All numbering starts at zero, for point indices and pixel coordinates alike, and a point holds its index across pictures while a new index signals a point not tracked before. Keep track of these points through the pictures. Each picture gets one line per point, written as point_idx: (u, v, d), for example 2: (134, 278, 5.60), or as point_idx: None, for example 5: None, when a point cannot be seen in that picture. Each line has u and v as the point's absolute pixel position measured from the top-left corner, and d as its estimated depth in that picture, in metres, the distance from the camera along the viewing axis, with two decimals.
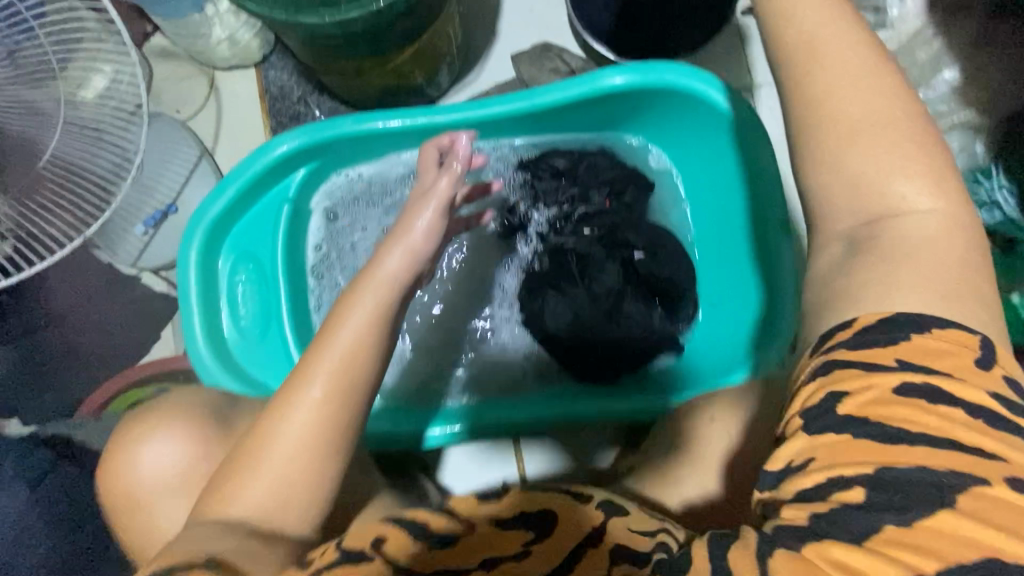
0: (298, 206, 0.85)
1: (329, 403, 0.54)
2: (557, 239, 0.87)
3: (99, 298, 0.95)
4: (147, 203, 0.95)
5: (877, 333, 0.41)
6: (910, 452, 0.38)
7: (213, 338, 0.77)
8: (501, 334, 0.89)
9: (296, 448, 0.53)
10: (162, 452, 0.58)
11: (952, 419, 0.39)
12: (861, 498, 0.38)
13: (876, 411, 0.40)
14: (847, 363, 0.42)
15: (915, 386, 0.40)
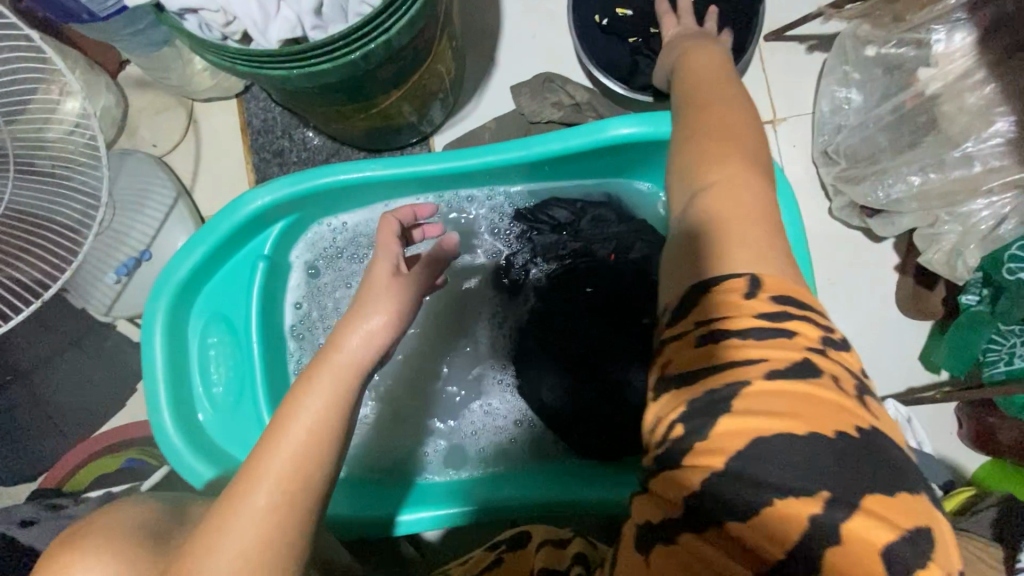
0: (275, 262, 0.78)
1: (275, 514, 0.46)
2: (556, 297, 0.79)
3: (73, 349, 0.90)
4: (115, 251, 0.88)
5: (681, 305, 0.42)
6: (711, 376, 0.38)
7: (179, 413, 0.70)
8: (490, 395, 0.83)
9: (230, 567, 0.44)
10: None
11: (748, 341, 0.38)
12: (682, 432, 0.38)
13: (687, 364, 0.40)
14: (676, 332, 0.42)
15: (716, 329, 0.40)
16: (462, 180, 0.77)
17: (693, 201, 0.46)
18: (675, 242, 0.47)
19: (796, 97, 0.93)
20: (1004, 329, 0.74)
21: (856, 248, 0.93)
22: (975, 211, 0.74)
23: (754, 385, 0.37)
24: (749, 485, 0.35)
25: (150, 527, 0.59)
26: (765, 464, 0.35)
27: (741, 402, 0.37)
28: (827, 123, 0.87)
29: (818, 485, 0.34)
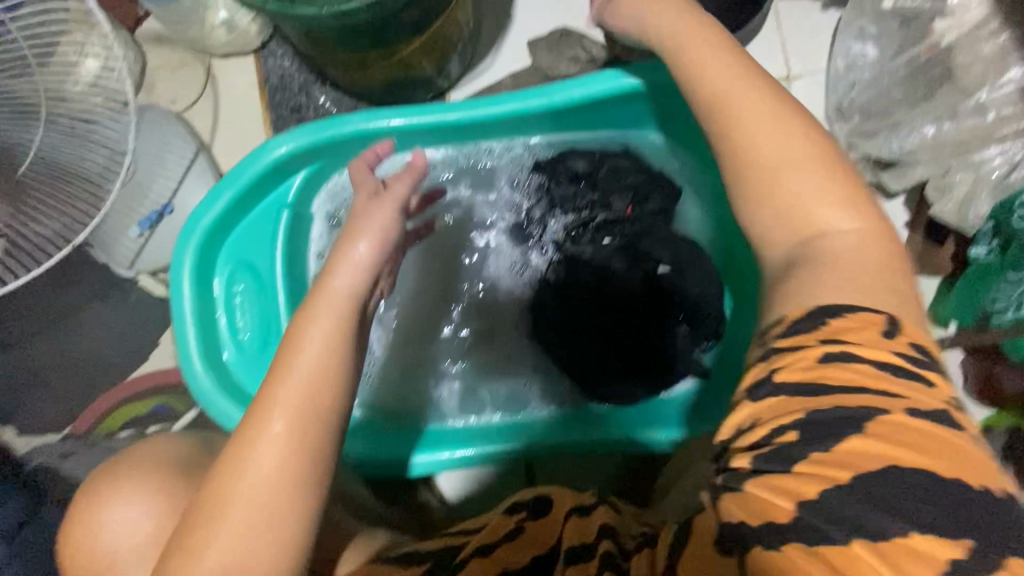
0: (298, 211, 0.80)
1: (292, 440, 0.50)
2: (573, 248, 0.81)
3: (98, 303, 0.91)
4: (137, 206, 0.89)
5: (804, 322, 0.42)
6: (841, 398, 0.39)
7: (210, 357, 0.72)
8: (504, 341, 0.84)
9: (257, 492, 0.48)
10: (124, 522, 0.57)
11: (884, 378, 0.39)
12: (794, 439, 0.39)
13: (811, 381, 0.40)
14: (779, 348, 0.42)
15: (852, 357, 0.40)
16: (481, 132, 0.78)
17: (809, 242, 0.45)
18: (777, 266, 0.47)
19: (812, 54, 0.94)
20: (1012, 276, 0.75)
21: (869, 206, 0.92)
22: (987, 161, 0.75)
23: (892, 415, 0.38)
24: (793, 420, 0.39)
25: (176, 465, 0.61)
26: (869, 488, 0.37)
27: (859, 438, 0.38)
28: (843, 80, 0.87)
29: (910, 499, 0.36)
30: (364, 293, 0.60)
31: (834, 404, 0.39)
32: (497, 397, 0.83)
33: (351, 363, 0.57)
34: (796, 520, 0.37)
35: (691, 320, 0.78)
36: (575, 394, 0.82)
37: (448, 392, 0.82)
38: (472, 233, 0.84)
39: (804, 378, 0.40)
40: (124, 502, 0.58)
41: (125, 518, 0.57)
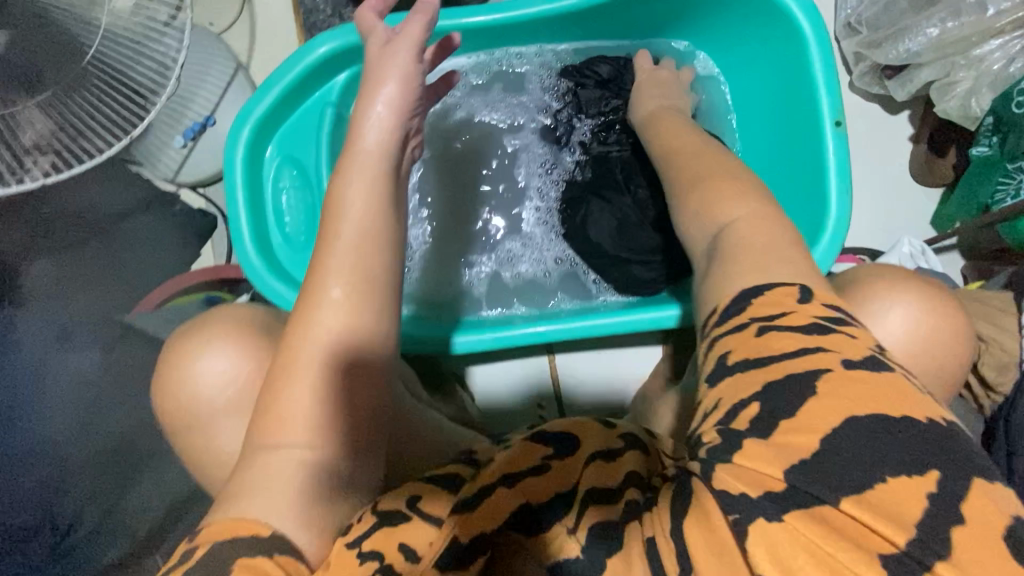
0: (340, 113, 0.85)
1: (353, 303, 0.52)
2: (600, 148, 0.86)
3: (144, 211, 0.94)
4: (182, 115, 0.93)
5: (732, 305, 0.44)
6: (780, 369, 0.39)
7: (261, 244, 0.77)
8: (532, 231, 0.88)
9: (326, 344, 0.51)
10: (215, 368, 0.57)
11: (806, 336, 0.40)
12: (757, 411, 0.39)
13: (754, 354, 0.41)
14: (723, 333, 0.44)
15: (777, 324, 0.41)
16: (512, 36, 0.83)
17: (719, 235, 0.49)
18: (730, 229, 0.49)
19: None
20: (1011, 167, 0.80)
21: (875, 119, 1.00)
22: (988, 53, 0.80)
23: (834, 372, 0.38)
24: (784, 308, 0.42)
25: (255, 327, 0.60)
26: (848, 442, 0.36)
27: (823, 385, 0.38)
28: None
29: (880, 452, 0.35)
30: (396, 153, 0.57)
31: (797, 368, 0.39)
32: (527, 289, 0.87)
33: (397, 228, 0.56)
34: (789, 487, 0.36)
35: None
36: (600, 287, 0.86)
37: (479, 282, 0.87)
38: (503, 135, 0.89)
39: (738, 357, 0.41)
40: (209, 350, 0.57)
41: (211, 372, 0.57)
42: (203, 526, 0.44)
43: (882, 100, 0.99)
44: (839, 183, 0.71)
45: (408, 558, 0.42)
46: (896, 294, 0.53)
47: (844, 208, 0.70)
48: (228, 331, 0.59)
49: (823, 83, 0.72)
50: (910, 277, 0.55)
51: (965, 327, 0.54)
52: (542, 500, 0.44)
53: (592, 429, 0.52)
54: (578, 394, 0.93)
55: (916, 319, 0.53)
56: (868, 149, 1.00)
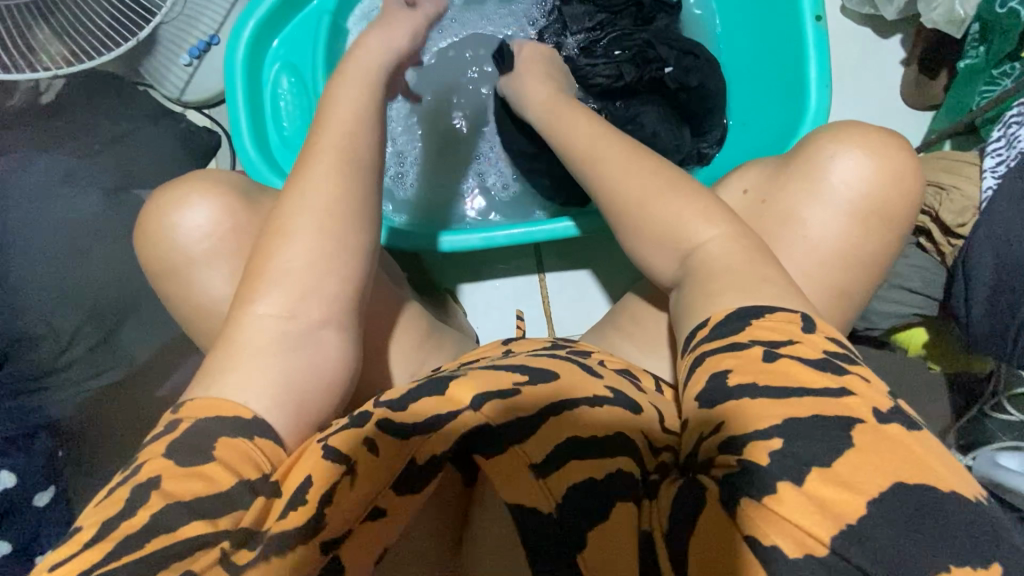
0: (337, 23, 0.88)
1: (341, 175, 0.52)
2: (587, 60, 0.86)
3: (151, 125, 0.95)
4: (189, 35, 0.97)
5: (724, 324, 0.46)
6: (797, 406, 0.39)
7: (259, 142, 0.80)
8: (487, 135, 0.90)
9: (303, 207, 0.51)
10: (198, 217, 0.54)
11: (827, 375, 0.41)
12: (781, 445, 0.37)
13: (764, 381, 0.41)
14: (715, 352, 0.44)
15: (781, 353, 0.43)
16: None
17: (689, 257, 0.52)
18: (693, 194, 0.54)
19: None
20: (996, 74, 0.81)
21: (866, 44, 1.00)
22: None
23: (865, 423, 0.38)
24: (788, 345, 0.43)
25: (248, 192, 0.58)
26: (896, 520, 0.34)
27: (859, 436, 0.37)
28: None
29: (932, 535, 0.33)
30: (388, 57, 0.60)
31: (811, 404, 0.39)
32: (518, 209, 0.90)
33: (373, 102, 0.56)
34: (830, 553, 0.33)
35: (692, 124, 0.85)
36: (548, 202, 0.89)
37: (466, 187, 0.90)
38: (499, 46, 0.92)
39: (742, 379, 0.42)
40: (190, 199, 0.55)
41: (192, 221, 0.54)
42: (185, 400, 0.46)
43: (874, 23, 1.00)
44: (819, 76, 0.73)
45: (341, 471, 0.39)
46: (840, 143, 0.54)
47: (823, 98, 0.72)
48: (223, 186, 0.56)
49: None
50: (854, 129, 0.55)
51: (911, 166, 0.53)
52: (501, 423, 0.41)
53: (581, 376, 0.49)
54: (563, 302, 1.00)
55: (860, 162, 0.53)
56: (860, 73, 1.01)
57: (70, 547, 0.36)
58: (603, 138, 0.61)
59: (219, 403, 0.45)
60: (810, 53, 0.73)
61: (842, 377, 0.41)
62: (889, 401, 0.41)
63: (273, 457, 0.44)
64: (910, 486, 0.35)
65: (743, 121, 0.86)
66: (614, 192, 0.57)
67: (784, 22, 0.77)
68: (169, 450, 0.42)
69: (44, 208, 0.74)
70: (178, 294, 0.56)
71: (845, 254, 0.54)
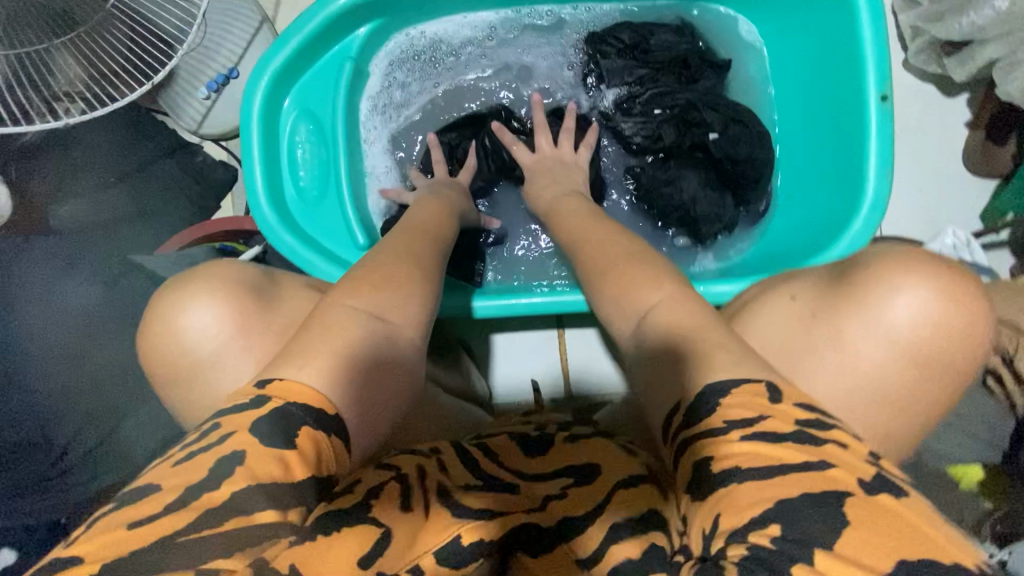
0: (360, 67, 0.83)
1: (370, 280, 0.51)
2: (622, 119, 0.81)
3: (166, 158, 0.96)
4: (206, 68, 0.95)
5: (701, 405, 0.41)
6: (785, 485, 0.36)
7: (274, 197, 0.76)
8: (509, 202, 0.87)
9: (346, 301, 0.49)
10: (209, 317, 0.52)
11: (807, 450, 0.38)
12: (779, 532, 0.34)
13: (748, 463, 0.37)
14: (693, 439, 0.41)
15: (756, 430, 0.39)
16: None
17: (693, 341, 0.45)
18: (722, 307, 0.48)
19: None
20: None
21: (929, 103, 0.92)
22: None
23: (855, 497, 0.35)
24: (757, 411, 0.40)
25: (256, 280, 0.56)
26: None
27: (851, 513, 0.34)
28: None
29: None
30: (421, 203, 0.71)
31: (792, 487, 0.36)
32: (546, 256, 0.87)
33: (405, 237, 0.59)
34: None
35: (737, 193, 0.78)
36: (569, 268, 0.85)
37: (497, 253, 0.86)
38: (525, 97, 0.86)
39: (726, 464, 0.38)
40: (201, 295, 0.53)
41: (202, 320, 0.52)
42: (270, 377, 0.44)
43: (939, 80, 0.92)
44: (880, 161, 0.66)
45: (401, 506, 0.46)
46: (884, 277, 0.47)
47: (882, 185, 0.66)
48: (229, 276, 0.55)
49: (871, 54, 0.67)
50: (916, 258, 0.47)
51: (981, 312, 0.45)
52: (550, 524, 0.47)
53: (608, 456, 0.55)
54: (584, 367, 0.94)
55: (922, 304, 0.45)
56: (922, 134, 0.92)
57: (155, 505, 0.35)
58: (604, 237, 0.59)
59: (297, 390, 0.42)
60: (872, 137, 0.66)
61: (823, 447, 0.38)
62: (871, 468, 0.37)
63: (338, 461, 0.43)
64: (916, 564, 0.32)
65: (791, 193, 0.79)
66: (623, 284, 0.52)
67: (844, 96, 0.71)
68: (255, 425, 0.40)
69: (68, 264, 0.76)
70: (186, 397, 0.52)
71: (895, 401, 0.47)
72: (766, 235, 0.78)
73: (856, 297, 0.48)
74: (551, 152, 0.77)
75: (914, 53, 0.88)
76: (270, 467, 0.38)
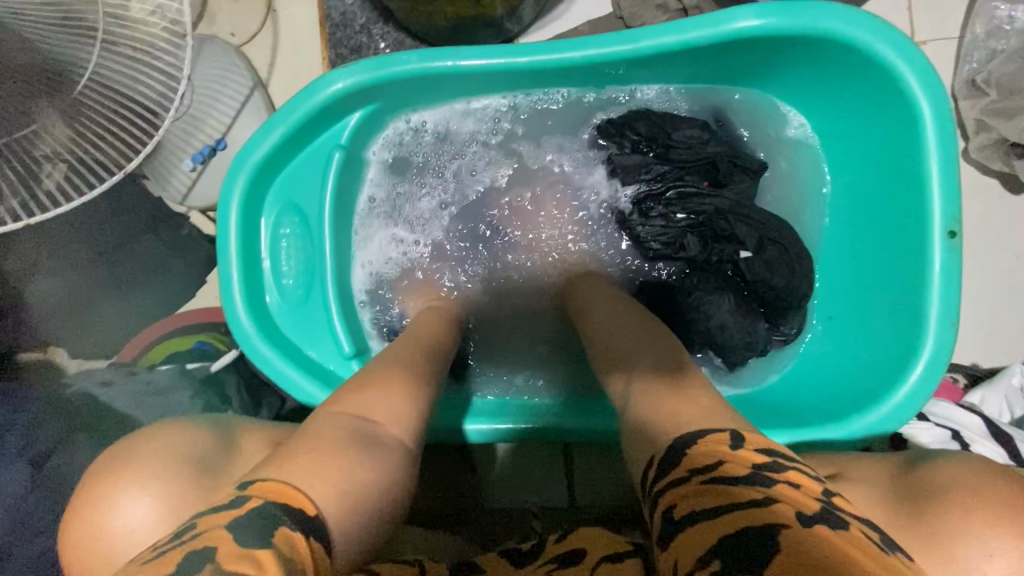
0: (351, 154, 0.75)
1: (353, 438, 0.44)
2: (642, 222, 0.71)
3: (148, 234, 0.89)
4: (193, 139, 0.87)
5: (663, 464, 0.41)
6: (730, 521, 0.35)
7: (253, 304, 0.69)
8: (507, 295, 0.77)
9: (333, 409, 0.47)
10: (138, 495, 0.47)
11: (755, 486, 0.37)
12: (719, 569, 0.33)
13: (703, 504, 0.37)
14: (664, 489, 0.40)
15: (713, 474, 0.38)
16: (565, 76, 0.69)
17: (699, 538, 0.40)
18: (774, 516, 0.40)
19: (943, 13, 0.79)
20: None
21: (994, 201, 0.80)
22: None
23: (793, 528, 0.34)
24: (714, 448, 0.40)
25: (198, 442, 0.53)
26: None
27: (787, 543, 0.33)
28: (979, 48, 0.75)
29: None
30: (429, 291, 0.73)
31: (738, 521, 0.35)
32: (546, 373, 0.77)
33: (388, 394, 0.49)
34: None
35: (770, 314, 0.69)
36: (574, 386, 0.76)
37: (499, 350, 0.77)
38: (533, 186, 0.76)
39: (687, 509, 0.38)
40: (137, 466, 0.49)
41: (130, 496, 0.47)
42: (255, 478, 0.39)
43: (1007, 177, 0.80)
44: (942, 312, 0.56)
45: None
46: (970, 532, 0.40)
47: (944, 342, 0.56)
48: (171, 443, 0.52)
49: (937, 185, 0.57)
50: (1003, 504, 0.40)
51: None
52: None
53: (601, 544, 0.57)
54: (593, 485, 0.82)
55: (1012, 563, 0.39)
56: (986, 238, 0.81)
57: None
58: (608, 304, 0.63)
59: (291, 491, 0.37)
60: (937, 282, 0.57)
61: (774, 485, 0.37)
62: (820, 504, 0.36)
63: (321, 564, 0.35)
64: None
65: (834, 319, 0.69)
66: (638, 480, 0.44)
67: (903, 223, 0.61)
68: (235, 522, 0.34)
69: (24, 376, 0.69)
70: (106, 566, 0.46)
71: None
72: (801, 365, 0.69)
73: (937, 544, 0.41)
74: None
75: (977, 148, 0.77)
76: (241, 569, 0.31)
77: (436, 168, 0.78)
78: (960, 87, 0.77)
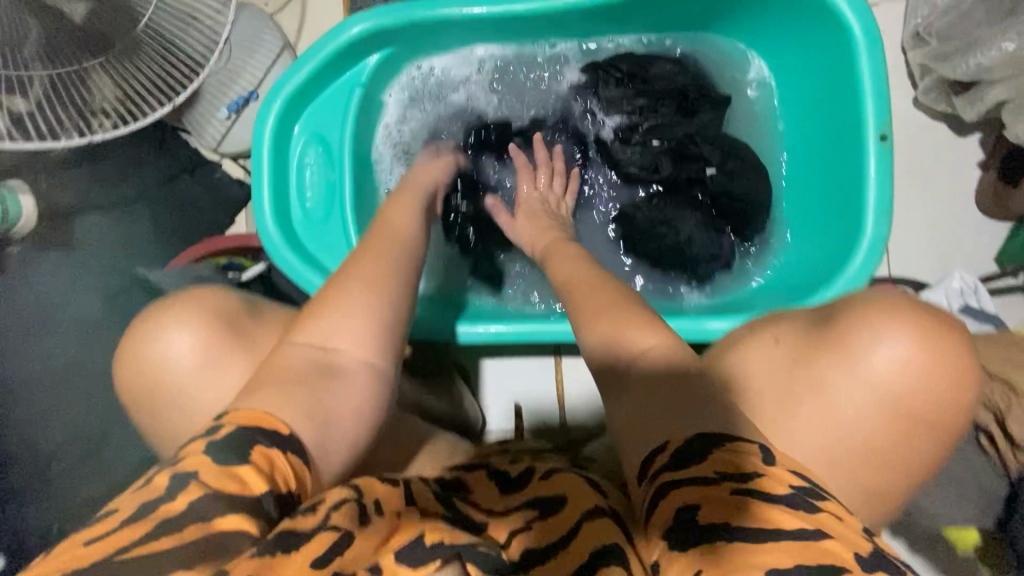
0: (369, 93, 0.85)
1: (372, 275, 0.52)
2: (621, 148, 0.81)
3: (185, 176, 0.99)
4: (229, 89, 0.98)
5: (684, 454, 0.40)
6: (775, 552, 0.35)
7: (278, 217, 0.78)
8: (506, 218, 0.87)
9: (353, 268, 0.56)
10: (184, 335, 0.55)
11: (800, 516, 0.37)
12: None
13: (736, 520, 0.37)
14: (683, 483, 0.39)
15: (750, 495, 0.38)
16: (556, 23, 0.80)
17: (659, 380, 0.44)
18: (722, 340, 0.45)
19: None
20: None
21: (940, 141, 0.90)
22: None
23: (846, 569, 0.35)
24: (740, 452, 0.39)
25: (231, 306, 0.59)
26: None
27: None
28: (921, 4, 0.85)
29: None
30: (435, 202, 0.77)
31: (787, 560, 0.35)
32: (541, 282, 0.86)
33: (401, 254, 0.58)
34: None
35: (735, 227, 0.78)
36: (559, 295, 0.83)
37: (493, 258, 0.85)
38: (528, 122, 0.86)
39: (714, 517, 0.37)
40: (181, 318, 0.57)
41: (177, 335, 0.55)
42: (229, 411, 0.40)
43: (950, 119, 0.90)
44: (877, 202, 0.65)
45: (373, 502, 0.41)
46: (869, 326, 0.47)
47: (881, 230, 0.64)
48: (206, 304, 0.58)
49: (869, 95, 0.66)
50: (901, 308, 0.47)
51: (962, 367, 0.45)
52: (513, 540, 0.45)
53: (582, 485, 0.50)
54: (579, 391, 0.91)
55: (905, 349, 0.45)
56: (935, 173, 0.90)
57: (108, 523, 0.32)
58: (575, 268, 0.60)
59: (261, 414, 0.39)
60: (872, 178, 0.65)
61: (815, 515, 0.37)
62: (866, 542, 0.37)
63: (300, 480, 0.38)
64: None
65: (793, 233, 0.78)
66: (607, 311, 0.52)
67: (845, 135, 0.70)
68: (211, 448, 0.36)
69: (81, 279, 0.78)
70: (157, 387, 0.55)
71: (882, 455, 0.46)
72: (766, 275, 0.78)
73: (842, 343, 0.48)
74: (546, 166, 0.80)
75: (922, 92, 0.87)
76: (225, 484, 0.34)
77: (444, 107, 0.89)
78: (906, 39, 0.88)
